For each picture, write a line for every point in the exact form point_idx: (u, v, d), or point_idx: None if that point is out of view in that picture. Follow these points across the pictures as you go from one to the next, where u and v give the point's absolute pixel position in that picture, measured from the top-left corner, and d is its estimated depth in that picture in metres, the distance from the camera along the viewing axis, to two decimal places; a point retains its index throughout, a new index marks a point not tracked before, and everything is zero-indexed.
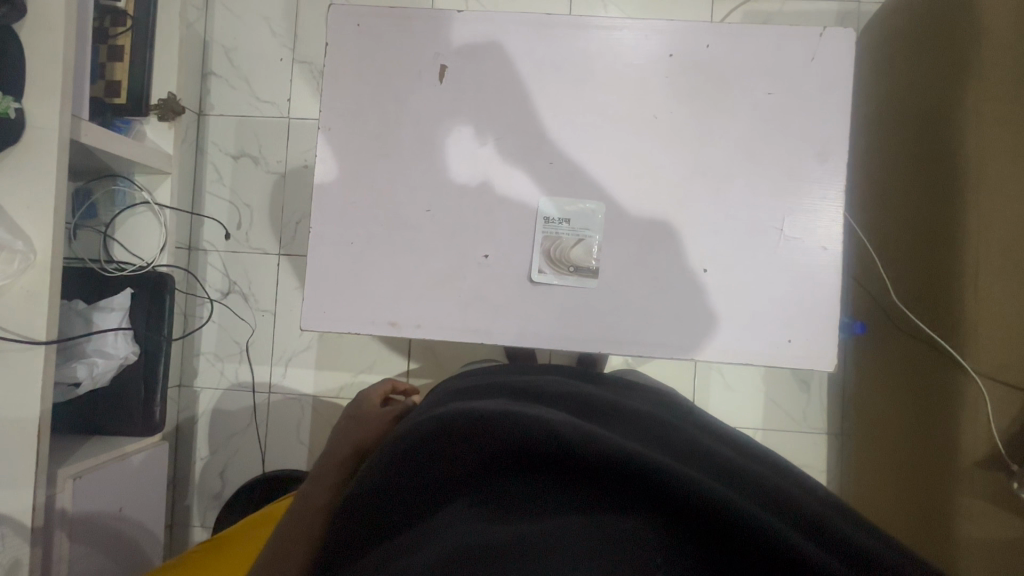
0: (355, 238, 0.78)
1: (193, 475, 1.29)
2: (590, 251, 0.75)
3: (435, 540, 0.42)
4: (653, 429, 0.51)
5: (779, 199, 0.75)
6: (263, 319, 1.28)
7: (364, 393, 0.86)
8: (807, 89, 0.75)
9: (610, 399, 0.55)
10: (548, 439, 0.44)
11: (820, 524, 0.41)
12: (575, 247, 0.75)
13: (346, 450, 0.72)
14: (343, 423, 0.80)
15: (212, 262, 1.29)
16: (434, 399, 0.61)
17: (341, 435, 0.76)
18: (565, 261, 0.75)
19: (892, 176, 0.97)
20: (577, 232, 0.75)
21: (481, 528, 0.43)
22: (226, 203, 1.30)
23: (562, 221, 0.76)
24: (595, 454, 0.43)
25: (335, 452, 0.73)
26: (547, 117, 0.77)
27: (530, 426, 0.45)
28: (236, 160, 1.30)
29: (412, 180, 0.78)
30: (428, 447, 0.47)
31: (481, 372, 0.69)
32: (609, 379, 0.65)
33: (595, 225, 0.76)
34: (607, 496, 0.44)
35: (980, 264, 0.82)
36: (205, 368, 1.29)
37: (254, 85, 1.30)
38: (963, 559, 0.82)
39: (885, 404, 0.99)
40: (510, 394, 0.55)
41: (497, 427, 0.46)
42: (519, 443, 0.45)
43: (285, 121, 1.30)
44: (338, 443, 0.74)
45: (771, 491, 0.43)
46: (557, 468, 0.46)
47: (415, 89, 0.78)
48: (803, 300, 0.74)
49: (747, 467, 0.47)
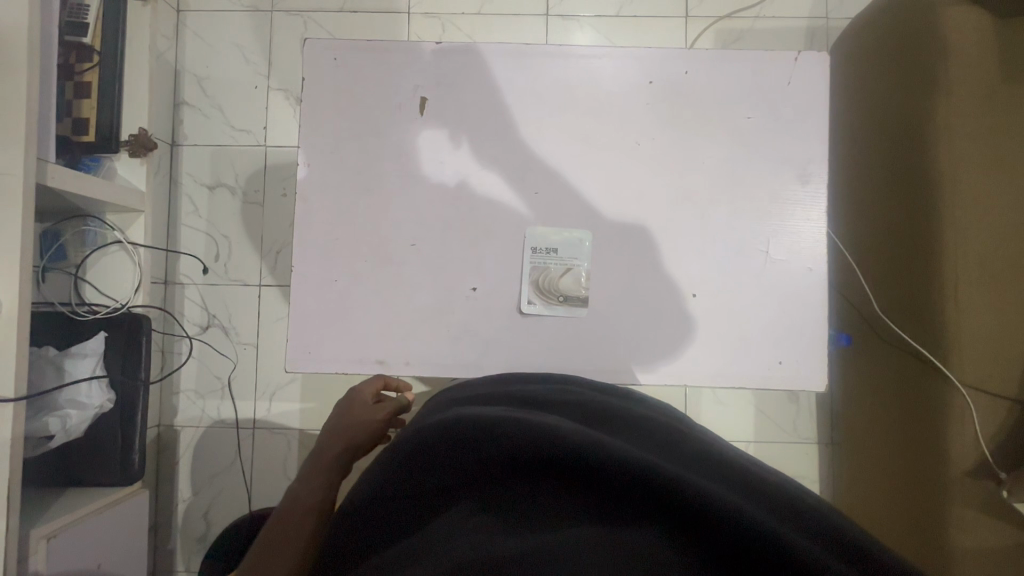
0: (340, 275, 0.76)
1: (174, 518, 1.24)
2: (579, 280, 0.75)
3: (434, 552, 0.40)
4: (660, 436, 0.48)
5: (764, 220, 0.75)
6: (245, 352, 1.25)
7: (354, 392, 0.75)
8: (785, 113, 0.76)
9: (616, 403, 0.53)
10: (554, 446, 0.43)
11: (842, 539, 0.39)
12: (563, 278, 0.75)
13: (336, 449, 0.70)
14: (332, 424, 0.72)
15: (189, 296, 1.26)
16: (432, 408, 0.59)
17: (331, 436, 0.71)
18: (554, 292, 0.75)
19: (869, 188, 0.99)
20: (565, 261, 0.75)
21: (480, 540, 0.40)
22: (203, 235, 1.27)
23: (551, 250, 0.75)
24: (605, 461, 0.41)
25: (324, 451, 0.70)
26: (531, 145, 0.77)
27: (533, 434, 0.43)
28: (212, 191, 1.27)
29: (395, 213, 0.76)
30: (428, 453, 0.45)
31: (473, 382, 0.66)
32: (611, 387, 0.61)
33: (581, 254, 0.75)
34: (617, 505, 0.42)
35: (959, 275, 0.84)
36: (185, 405, 1.25)
37: (228, 113, 1.28)
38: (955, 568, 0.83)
39: (874, 407, 0.99)
40: (512, 403, 0.53)
41: (496, 435, 0.44)
42: (522, 451, 0.44)
43: (262, 148, 1.28)
44: (326, 442, 0.71)
45: (789, 502, 0.41)
46: (562, 476, 0.44)
47: (396, 122, 0.77)
48: (792, 321, 0.74)
49: (763, 473, 0.44)
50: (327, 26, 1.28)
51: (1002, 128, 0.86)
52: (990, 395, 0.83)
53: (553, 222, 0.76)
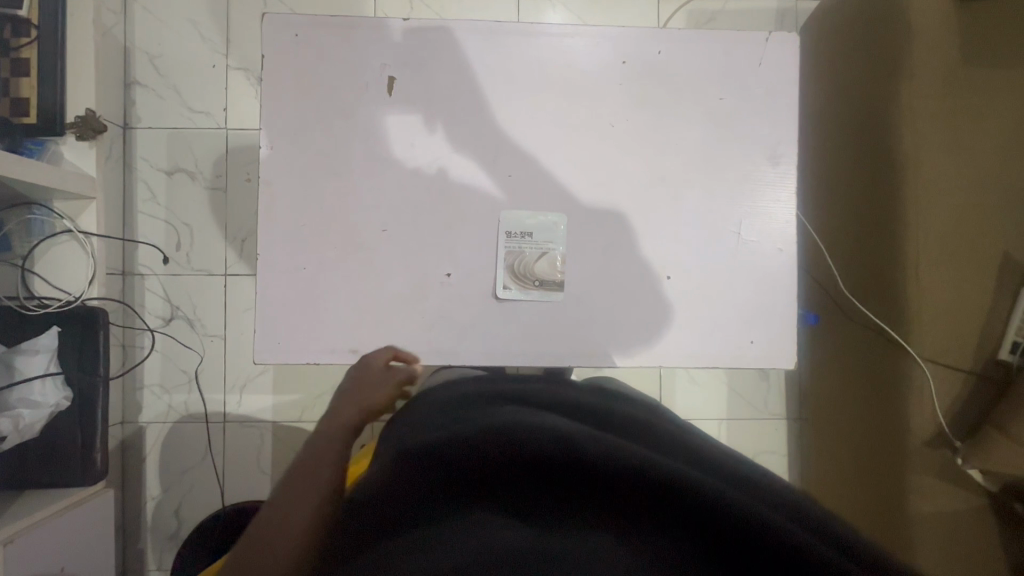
0: (308, 262, 0.73)
1: (144, 516, 1.20)
2: (554, 264, 0.74)
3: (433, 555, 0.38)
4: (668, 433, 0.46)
5: (736, 202, 0.76)
6: (212, 344, 1.21)
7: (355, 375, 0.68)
8: (757, 94, 0.76)
9: (620, 401, 0.51)
10: (560, 447, 0.40)
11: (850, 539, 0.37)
12: (539, 261, 0.74)
13: (349, 412, 0.61)
14: (344, 388, 0.65)
15: (150, 287, 1.20)
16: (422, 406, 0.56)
17: (341, 401, 0.63)
18: (530, 277, 0.74)
19: (836, 169, 1.01)
20: (540, 245, 0.74)
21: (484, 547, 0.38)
22: (163, 223, 1.21)
23: (525, 234, 0.74)
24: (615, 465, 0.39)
25: (336, 414, 0.62)
26: (503, 127, 0.75)
27: (537, 435, 0.41)
28: (170, 176, 1.21)
29: (364, 198, 0.74)
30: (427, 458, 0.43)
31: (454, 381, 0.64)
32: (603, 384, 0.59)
33: (557, 237, 0.75)
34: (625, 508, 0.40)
35: (919, 253, 0.87)
36: (150, 400, 1.21)
37: (185, 95, 1.22)
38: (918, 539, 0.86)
39: (839, 382, 1.03)
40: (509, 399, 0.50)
41: (500, 437, 0.42)
42: (522, 453, 0.41)
43: (223, 132, 1.22)
44: (338, 408, 0.62)
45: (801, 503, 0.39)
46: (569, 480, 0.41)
47: (363, 102, 0.74)
48: (762, 300, 0.75)
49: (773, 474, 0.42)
50: (288, 3, 1.23)
51: (961, 110, 0.88)
52: (947, 367, 0.87)
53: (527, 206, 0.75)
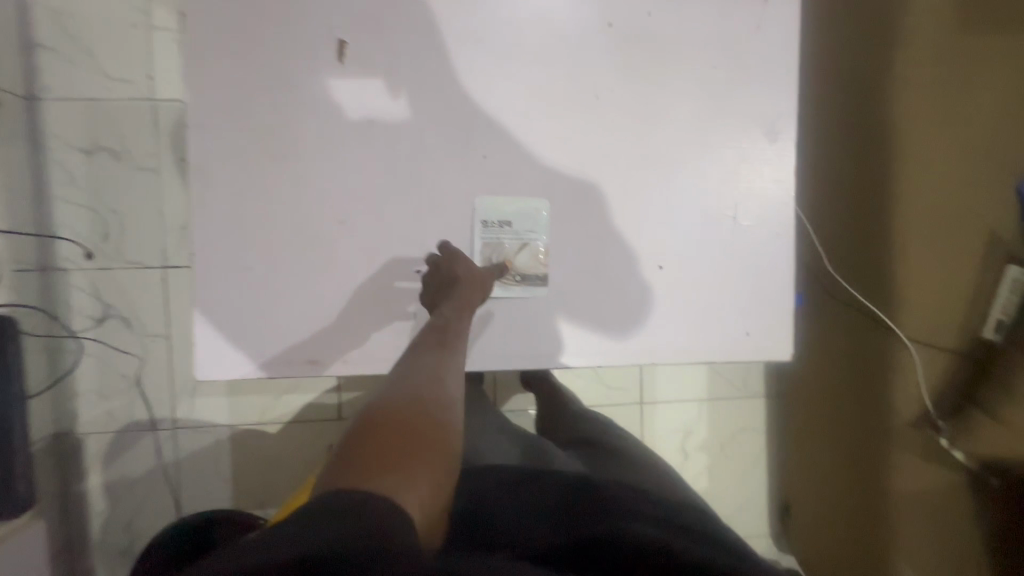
0: (256, 263, 0.63)
1: (89, 535, 1.09)
2: (536, 256, 0.68)
3: None
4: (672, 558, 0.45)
5: (732, 183, 0.70)
6: (155, 346, 1.09)
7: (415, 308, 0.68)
8: (755, 62, 0.69)
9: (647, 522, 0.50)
10: None
11: None
12: (519, 255, 0.68)
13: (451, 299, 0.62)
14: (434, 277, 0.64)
15: (76, 284, 1.06)
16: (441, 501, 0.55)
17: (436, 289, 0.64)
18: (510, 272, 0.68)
19: (823, 143, 0.99)
20: (520, 236, 0.68)
21: None
22: (86, 210, 1.06)
23: (504, 224, 0.67)
24: None
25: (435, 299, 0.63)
26: (475, 100, 0.66)
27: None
28: (90, 156, 1.06)
29: (318, 184, 0.64)
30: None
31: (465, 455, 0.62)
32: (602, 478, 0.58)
33: (539, 227, 0.68)
34: None
35: (908, 230, 0.86)
36: (87, 410, 1.08)
37: (101, 60, 1.05)
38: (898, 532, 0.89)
39: (820, 363, 1.03)
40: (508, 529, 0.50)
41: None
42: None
43: (151, 104, 1.07)
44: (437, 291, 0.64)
45: None
46: None
47: (310, 70, 0.63)
48: (758, 289, 0.71)
49: None
50: None
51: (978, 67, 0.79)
52: (938, 348, 0.84)
53: (505, 192, 0.67)
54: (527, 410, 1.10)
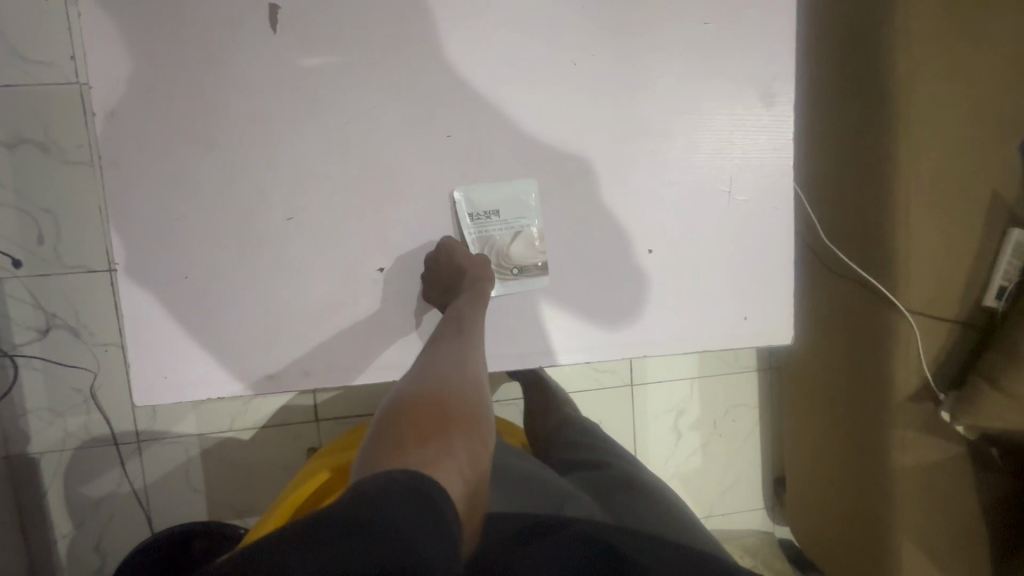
0: (195, 268, 0.59)
1: (57, 556, 1.03)
2: (532, 244, 0.62)
3: None
4: None
5: (726, 153, 0.63)
6: (109, 356, 1.00)
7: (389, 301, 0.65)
8: (748, 14, 0.62)
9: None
10: None
11: None
12: (512, 245, 0.63)
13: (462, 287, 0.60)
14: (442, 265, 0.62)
15: (12, 293, 0.97)
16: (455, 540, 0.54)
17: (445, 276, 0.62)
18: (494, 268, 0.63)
19: (815, 106, 0.92)
20: (510, 225, 0.63)
21: None
22: (14, 211, 0.96)
23: (490, 214, 0.62)
24: None
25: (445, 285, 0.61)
26: (432, 74, 0.59)
27: None
28: (13, 151, 0.95)
29: (261, 175, 0.59)
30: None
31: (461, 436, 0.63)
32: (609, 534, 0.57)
33: (530, 212, 0.62)
34: None
35: (909, 197, 0.79)
36: (40, 428, 1.00)
37: (13, 40, 0.93)
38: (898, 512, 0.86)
39: (815, 337, 0.99)
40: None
41: None
42: None
43: (75, 87, 0.95)
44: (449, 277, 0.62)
45: None
46: None
47: (240, 44, 0.58)
48: (756, 269, 0.65)
49: None
50: None
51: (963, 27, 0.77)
52: (933, 318, 0.82)
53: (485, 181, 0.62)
54: (515, 400, 1.06)
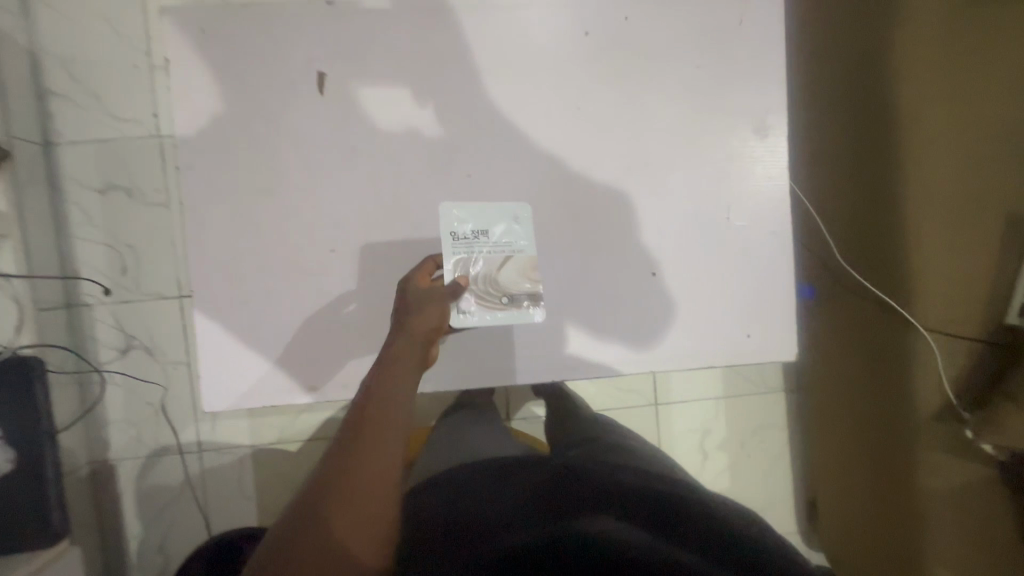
0: (250, 296, 0.66)
1: (127, 555, 1.15)
2: (523, 272, 0.63)
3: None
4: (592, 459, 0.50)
5: (724, 182, 0.68)
6: (176, 373, 1.13)
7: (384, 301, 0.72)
8: (740, 56, 0.68)
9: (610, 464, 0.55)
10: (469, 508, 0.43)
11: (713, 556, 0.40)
12: (503, 269, 0.62)
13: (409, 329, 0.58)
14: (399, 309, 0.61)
15: (99, 317, 1.11)
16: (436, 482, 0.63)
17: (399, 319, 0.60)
18: (484, 291, 0.61)
19: (824, 130, 0.96)
20: (499, 246, 0.63)
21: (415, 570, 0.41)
22: (103, 247, 1.11)
23: (478, 233, 0.62)
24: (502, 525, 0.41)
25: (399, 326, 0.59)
26: (455, 120, 0.66)
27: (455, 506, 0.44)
28: (104, 196, 1.10)
29: (306, 216, 0.66)
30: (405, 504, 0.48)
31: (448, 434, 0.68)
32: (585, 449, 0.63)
33: (522, 234, 0.64)
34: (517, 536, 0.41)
35: (921, 218, 0.81)
36: (117, 438, 1.13)
37: (108, 103, 1.09)
38: (930, 536, 0.84)
39: (839, 357, 0.99)
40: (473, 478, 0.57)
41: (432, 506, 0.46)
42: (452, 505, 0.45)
43: (156, 140, 1.10)
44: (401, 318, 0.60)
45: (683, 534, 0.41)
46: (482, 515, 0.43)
47: (291, 106, 0.65)
48: (756, 288, 0.69)
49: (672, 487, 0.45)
50: None
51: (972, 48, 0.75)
52: (954, 338, 0.80)
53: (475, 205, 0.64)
54: (539, 417, 1.10)
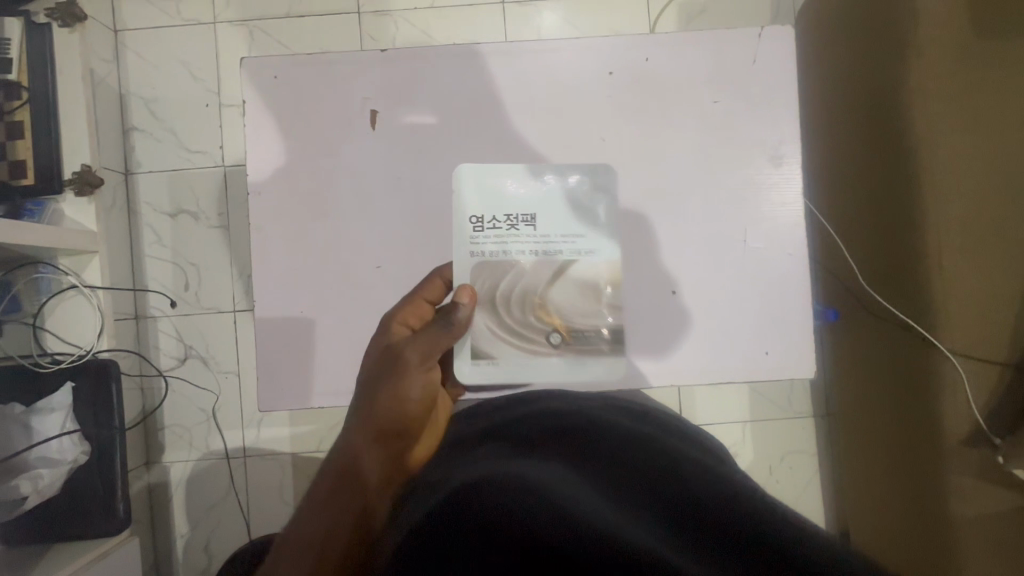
0: (305, 307, 0.73)
1: (174, 554, 1.22)
2: (567, 308, 0.68)
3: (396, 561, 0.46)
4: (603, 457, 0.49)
5: (742, 207, 0.72)
6: (227, 382, 1.22)
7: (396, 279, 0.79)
8: (756, 91, 0.73)
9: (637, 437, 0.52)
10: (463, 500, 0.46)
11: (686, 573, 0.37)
12: (554, 284, 0.68)
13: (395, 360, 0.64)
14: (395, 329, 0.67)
15: (163, 329, 1.22)
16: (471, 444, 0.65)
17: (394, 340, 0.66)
18: (513, 329, 0.68)
19: (847, 158, 0.99)
20: (556, 235, 0.69)
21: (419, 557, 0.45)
22: (170, 265, 1.22)
23: (533, 220, 0.68)
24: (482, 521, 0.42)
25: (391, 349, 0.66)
26: (492, 151, 0.73)
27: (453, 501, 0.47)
28: (173, 219, 1.23)
29: (357, 236, 0.73)
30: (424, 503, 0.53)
31: None
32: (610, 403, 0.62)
33: (562, 216, 0.69)
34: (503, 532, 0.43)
35: (942, 243, 0.82)
36: (172, 441, 1.22)
37: (182, 136, 1.23)
38: (964, 566, 0.82)
39: (866, 381, 1.00)
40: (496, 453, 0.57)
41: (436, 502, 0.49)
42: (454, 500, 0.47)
43: (220, 169, 1.22)
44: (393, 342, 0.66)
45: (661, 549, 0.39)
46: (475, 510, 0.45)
47: (347, 139, 0.73)
48: (774, 308, 0.72)
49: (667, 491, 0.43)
50: (276, 36, 1.23)
51: (974, 88, 0.81)
52: (981, 361, 0.81)
53: (491, 188, 0.69)
54: None
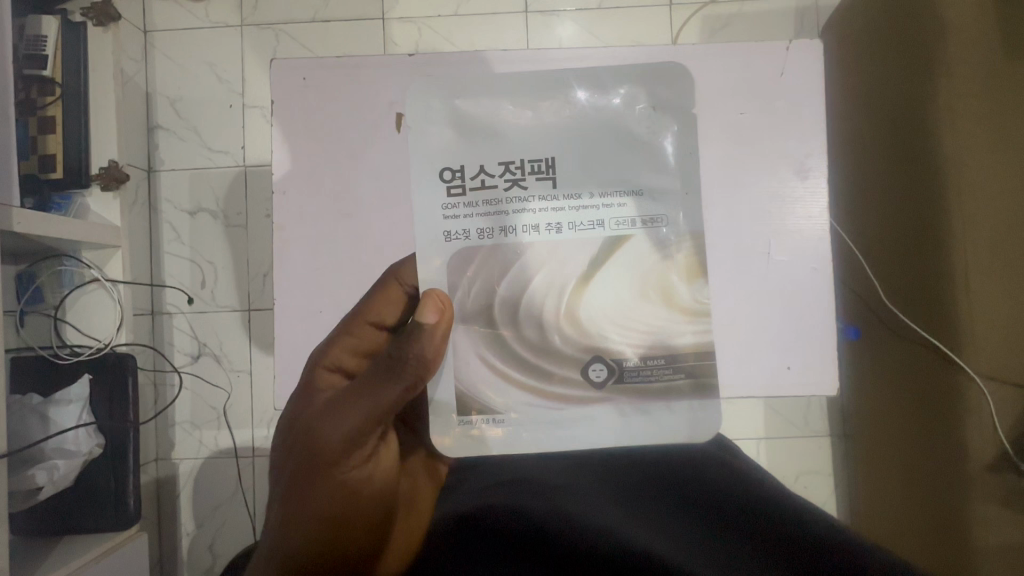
0: (325, 307, 0.73)
1: (180, 552, 1.22)
2: (619, 323, 0.51)
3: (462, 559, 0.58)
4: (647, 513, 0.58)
5: (769, 219, 0.71)
6: (239, 381, 1.22)
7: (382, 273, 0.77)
8: (781, 105, 0.72)
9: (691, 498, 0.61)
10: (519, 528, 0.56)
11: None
12: (593, 280, 0.52)
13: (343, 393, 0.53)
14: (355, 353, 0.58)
15: (178, 325, 1.23)
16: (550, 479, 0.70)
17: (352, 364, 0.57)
18: (530, 361, 0.52)
19: (874, 174, 0.97)
20: (583, 191, 0.52)
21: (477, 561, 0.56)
22: (187, 263, 1.24)
23: (551, 165, 0.52)
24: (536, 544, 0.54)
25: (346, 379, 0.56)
26: None
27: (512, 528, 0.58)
28: (193, 217, 1.24)
29: (378, 237, 0.73)
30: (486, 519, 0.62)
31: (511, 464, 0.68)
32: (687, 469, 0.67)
33: (595, 167, 0.52)
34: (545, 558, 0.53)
35: (970, 264, 0.81)
36: (182, 439, 1.22)
37: (205, 135, 1.25)
38: None
39: (888, 399, 0.98)
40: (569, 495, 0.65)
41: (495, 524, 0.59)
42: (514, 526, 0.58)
43: (240, 169, 1.24)
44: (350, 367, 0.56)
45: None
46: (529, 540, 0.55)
47: (372, 142, 0.71)
48: (798, 322, 0.71)
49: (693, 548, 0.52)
50: (300, 39, 1.25)
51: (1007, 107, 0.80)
52: (1011, 385, 0.79)
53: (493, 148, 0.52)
54: None
